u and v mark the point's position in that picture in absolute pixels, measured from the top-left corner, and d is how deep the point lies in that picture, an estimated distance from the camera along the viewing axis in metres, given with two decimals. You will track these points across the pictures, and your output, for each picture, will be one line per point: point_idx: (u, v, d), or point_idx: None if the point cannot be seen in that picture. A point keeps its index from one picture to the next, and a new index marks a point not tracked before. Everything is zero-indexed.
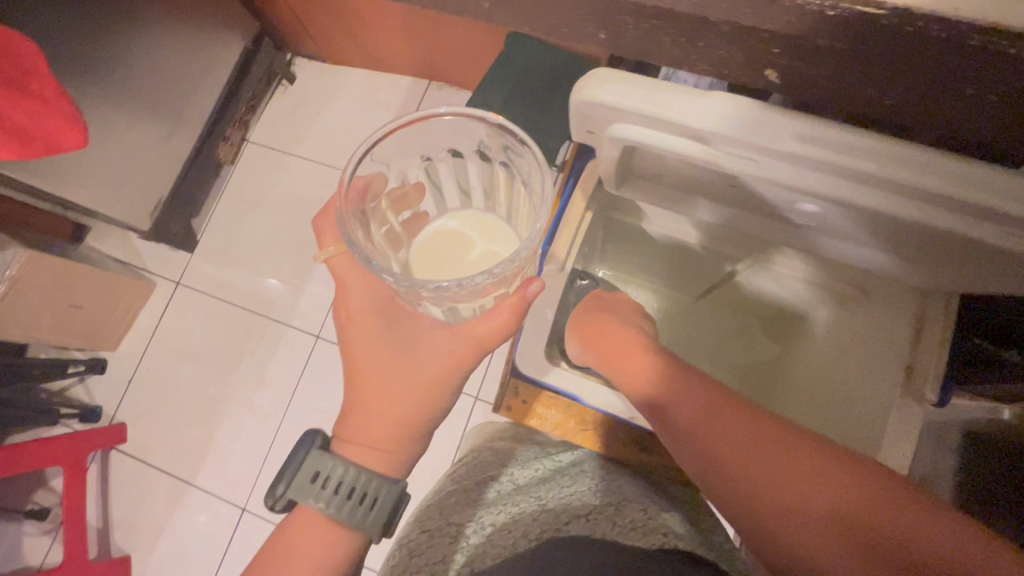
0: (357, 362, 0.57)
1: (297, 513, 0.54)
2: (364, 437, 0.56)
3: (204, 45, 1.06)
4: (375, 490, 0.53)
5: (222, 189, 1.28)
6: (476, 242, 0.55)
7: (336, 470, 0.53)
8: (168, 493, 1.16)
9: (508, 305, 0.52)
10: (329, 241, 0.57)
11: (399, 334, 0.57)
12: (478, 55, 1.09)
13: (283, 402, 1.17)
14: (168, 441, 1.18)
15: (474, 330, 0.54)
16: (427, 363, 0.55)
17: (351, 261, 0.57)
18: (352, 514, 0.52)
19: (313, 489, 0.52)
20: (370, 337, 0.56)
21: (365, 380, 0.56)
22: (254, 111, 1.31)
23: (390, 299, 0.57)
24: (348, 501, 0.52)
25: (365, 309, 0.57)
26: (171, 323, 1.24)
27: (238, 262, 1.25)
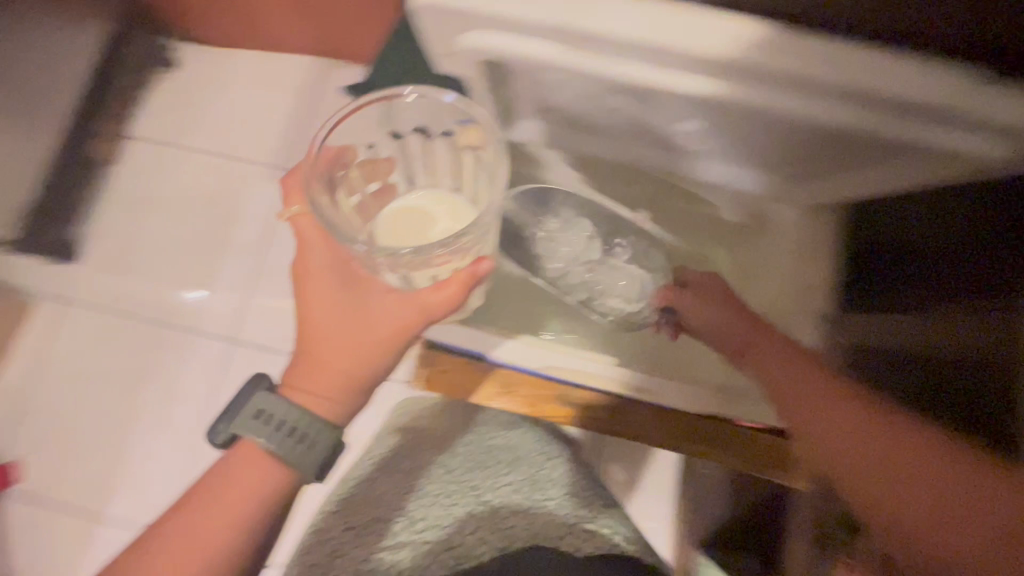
0: (313, 316, 0.57)
1: (239, 449, 0.57)
2: (306, 385, 0.57)
3: (61, 28, 0.94)
4: (311, 432, 0.55)
5: (105, 192, 1.16)
6: (437, 218, 0.58)
7: (279, 409, 0.55)
8: (75, 530, 1.04)
9: (453, 277, 0.53)
10: (295, 200, 0.57)
11: (356, 298, 0.56)
12: (372, 26, 1.04)
13: (201, 413, 1.08)
14: (70, 474, 1.06)
15: (424, 300, 0.54)
16: (378, 328, 0.56)
17: (315, 223, 0.56)
18: (290, 450, 0.55)
19: (254, 425, 0.55)
20: (329, 300, 0.56)
21: (316, 343, 0.56)
22: (133, 102, 1.18)
23: (347, 261, 0.56)
24: (281, 437, 0.55)
25: (325, 270, 0.56)
26: (60, 344, 1.11)
27: (133, 269, 1.13)
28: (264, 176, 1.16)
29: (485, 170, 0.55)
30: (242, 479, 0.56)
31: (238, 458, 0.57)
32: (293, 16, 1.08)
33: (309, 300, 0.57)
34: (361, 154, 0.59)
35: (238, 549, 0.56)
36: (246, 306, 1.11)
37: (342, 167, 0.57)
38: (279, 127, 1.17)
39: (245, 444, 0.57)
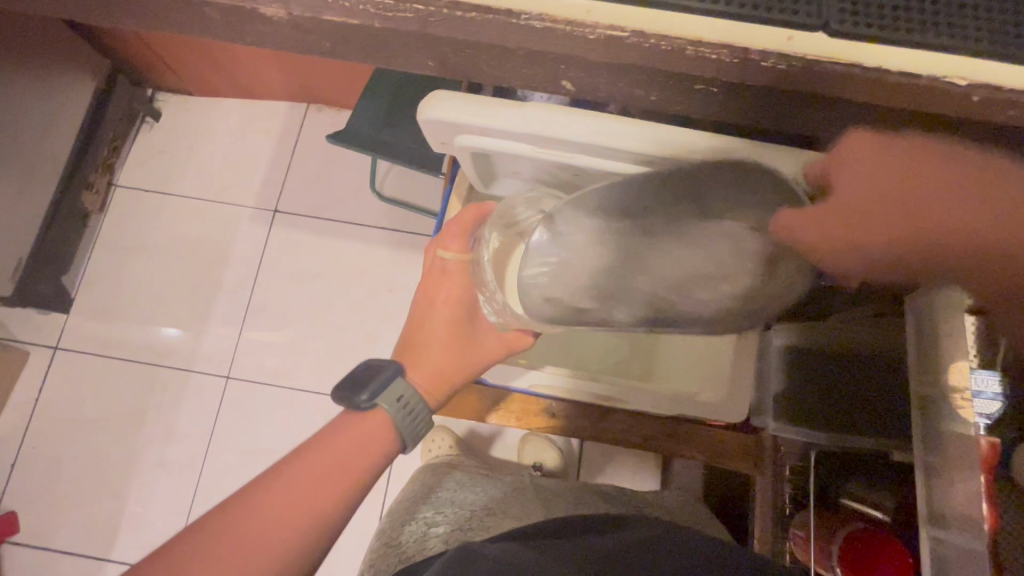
0: (430, 335, 0.58)
1: (362, 419, 0.52)
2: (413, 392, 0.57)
3: (53, 90, 0.99)
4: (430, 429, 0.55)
5: (94, 241, 1.19)
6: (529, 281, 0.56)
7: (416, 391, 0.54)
8: (80, 574, 1.06)
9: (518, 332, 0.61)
10: (454, 241, 0.60)
11: (467, 328, 0.59)
12: (352, 78, 1.12)
13: (199, 450, 1.11)
14: (72, 519, 1.08)
15: (511, 342, 0.61)
16: (472, 361, 0.59)
17: (467, 269, 0.60)
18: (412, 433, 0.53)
19: (393, 407, 0.52)
20: (446, 327, 0.59)
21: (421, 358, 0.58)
22: (120, 153, 1.23)
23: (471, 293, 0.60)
24: (413, 422, 0.53)
25: (453, 294, 0.59)
26: (55, 391, 1.14)
27: (126, 314, 1.17)
28: (252, 219, 1.21)
29: None
30: (365, 447, 0.50)
31: (372, 428, 0.52)
32: (275, 70, 1.15)
33: (431, 319, 0.59)
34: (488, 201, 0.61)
35: (321, 537, 0.45)
36: (241, 344, 1.16)
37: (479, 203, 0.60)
38: (264, 172, 1.23)
39: (379, 417, 0.52)
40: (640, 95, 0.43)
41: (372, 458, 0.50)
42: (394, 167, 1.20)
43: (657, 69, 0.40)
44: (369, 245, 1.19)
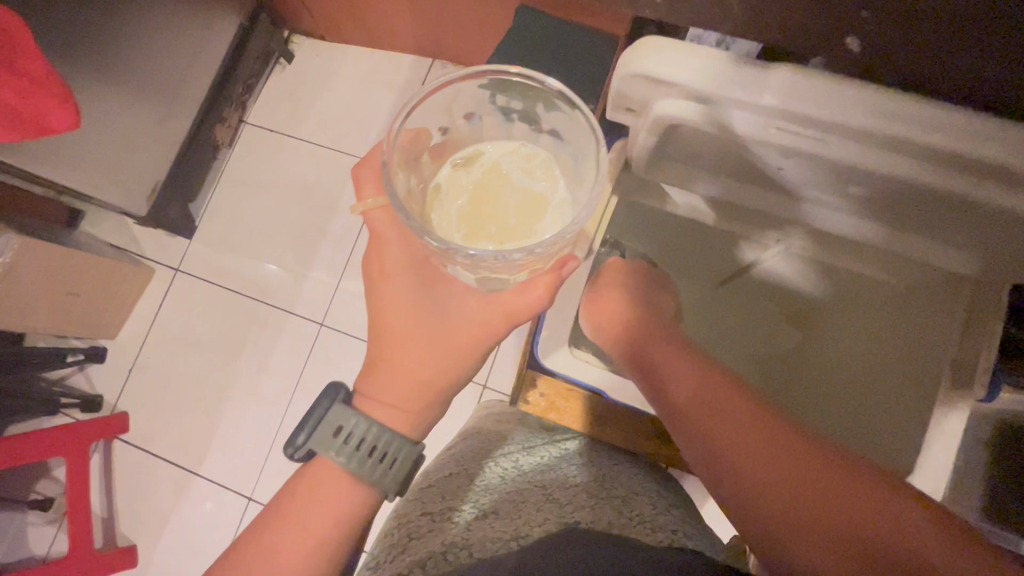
0: (388, 318, 0.58)
1: (314, 466, 0.57)
2: (389, 395, 0.58)
3: (203, 24, 1.01)
4: (391, 452, 0.56)
5: (219, 173, 1.25)
6: (536, 193, 0.50)
7: (357, 426, 0.56)
8: (173, 481, 1.15)
9: (542, 283, 0.54)
10: (370, 193, 0.58)
11: (429, 296, 0.58)
12: (486, 34, 1.05)
13: (287, 390, 1.15)
14: (171, 431, 1.17)
15: (509, 304, 0.56)
16: (465, 332, 0.57)
17: (393, 220, 0.57)
18: (371, 471, 0.56)
19: (335, 447, 0.55)
20: (403, 300, 0.58)
21: (391, 340, 0.59)
22: (253, 91, 1.26)
23: (424, 259, 0.58)
24: (355, 458, 0.55)
25: (402, 268, 0.58)
26: (172, 310, 1.22)
27: (240, 248, 1.22)
28: None
29: (550, 168, 0.52)
30: (320, 494, 0.56)
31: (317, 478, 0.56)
32: (409, 21, 1.11)
33: (396, 301, 0.58)
34: (411, 128, 0.52)
35: None
36: (339, 291, 1.17)
37: (413, 135, 0.53)
38: (381, 125, 1.22)
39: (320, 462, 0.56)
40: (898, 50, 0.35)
41: (324, 509, 0.55)
42: None
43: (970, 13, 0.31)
44: None
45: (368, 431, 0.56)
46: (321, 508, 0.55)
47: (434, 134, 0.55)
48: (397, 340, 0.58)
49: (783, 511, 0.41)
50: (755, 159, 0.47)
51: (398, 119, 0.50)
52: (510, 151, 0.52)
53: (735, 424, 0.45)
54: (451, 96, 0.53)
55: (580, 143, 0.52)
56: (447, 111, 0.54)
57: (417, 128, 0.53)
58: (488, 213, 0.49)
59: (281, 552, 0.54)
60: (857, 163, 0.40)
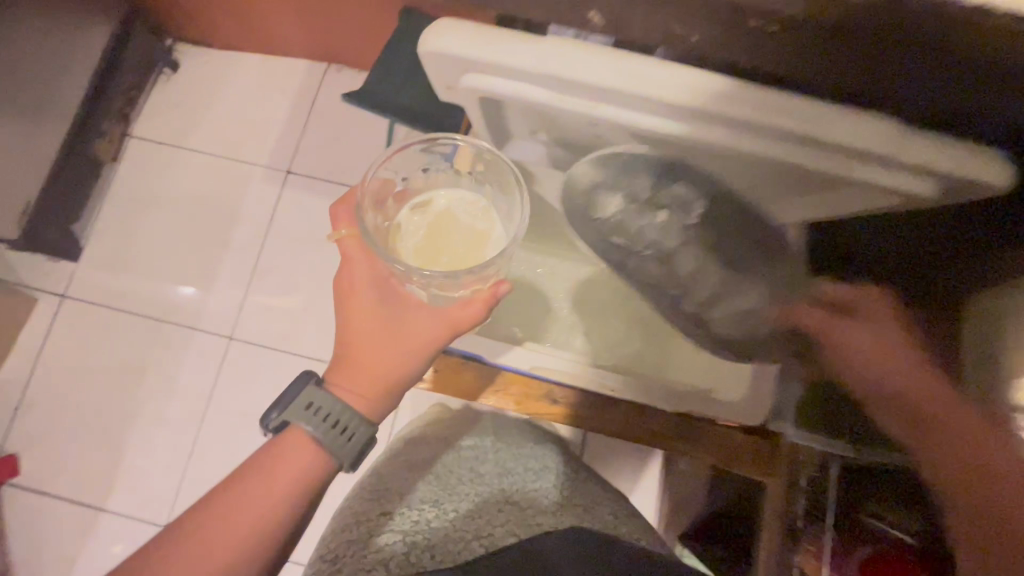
0: (347, 328, 0.55)
1: (281, 440, 0.52)
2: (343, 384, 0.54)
3: (68, 32, 0.96)
4: (355, 426, 0.52)
5: (104, 191, 1.18)
6: (478, 230, 0.56)
7: (327, 400, 0.52)
8: (77, 522, 1.07)
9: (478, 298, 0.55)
10: (343, 222, 0.56)
11: (392, 310, 0.55)
12: (374, 36, 1.07)
13: (198, 409, 1.10)
14: (72, 468, 1.09)
15: (454, 313, 0.55)
16: (415, 337, 0.55)
17: (362, 243, 0.55)
18: (333, 443, 0.51)
19: (304, 416, 0.51)
20: (365, 313, 0.54)
21: (347, 355, 0.55)
22: (135, 103, 1.21)
23: (388, 276, 0.56)
24: (326, 428, 0.51)
25: (368, 285, 0.55)
26: (60, 339, 1.13)
27: (133, 267, 1.16)
28: (264, 179, 1.18)
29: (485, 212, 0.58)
30: (274, 471, 0.50)
31: (280, 451, 0.51)
32: (295, 25, 1.10)
33: (359, 310, 0.55)
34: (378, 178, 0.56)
35: None
36: (247, 304, 1.14)
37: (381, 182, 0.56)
38: (279, 132, 1.20)
39: (294, 433, 0.52)
40: (679, 34, 0.42)
41: (274, 491, 0.49)
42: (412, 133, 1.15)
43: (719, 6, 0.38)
44: None
45: (331, 408, 0.52)
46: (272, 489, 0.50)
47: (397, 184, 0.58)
48: (353, 353, 0.54)
49: (922, 407, 0.46)
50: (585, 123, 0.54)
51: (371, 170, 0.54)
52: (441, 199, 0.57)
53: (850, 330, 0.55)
54: (409, 156, 0.58)
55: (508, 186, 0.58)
56: (406, 165, 0.58)
57: (385, 178, 0.57)
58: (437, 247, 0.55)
59: (215, 531, 0.48)
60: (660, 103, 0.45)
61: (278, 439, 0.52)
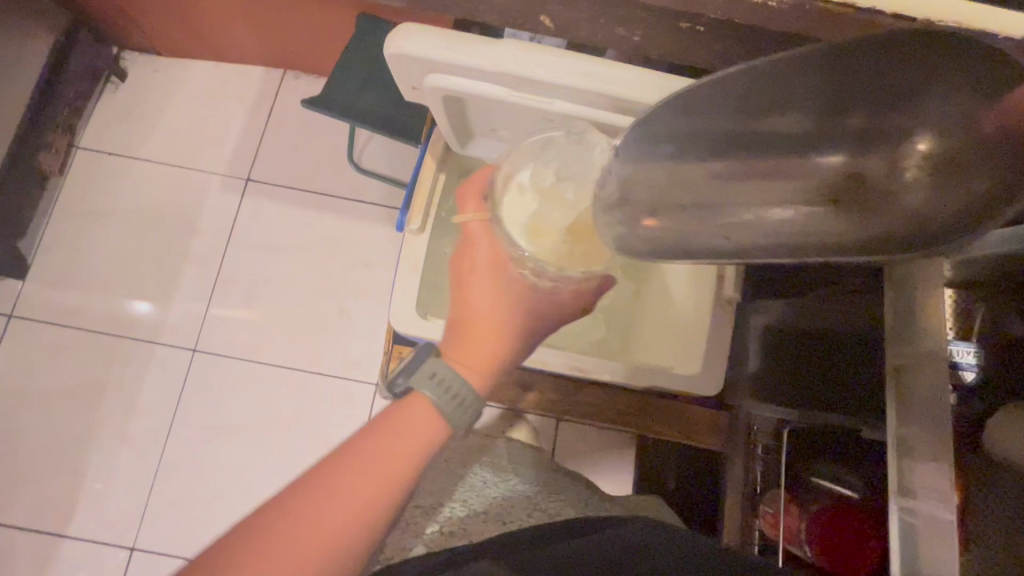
0: (463, 310, 0.48)
1: (390, 412, 0.44)
2: (458, 357, 0.46)
3: (12, 43, 0.93)
4: (470, 395, 0.44)
5: (50, 204, 1.13)
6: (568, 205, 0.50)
7: (446, 373, 0.44)
8: (35, 550, 1.02)
9: (575, 288, 0.49)
10: (472, 204, 0.53)
11: (500, 291, 0.48)
12: (331, 44, 1.08)
13: (163, 424, 1.07)
14: (27, 494, 1.04)
15: (559, 299, 0.49)
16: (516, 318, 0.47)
17: (488, 228, 0.50)
18: (456, 408, 0.44)
19: (429, 389, 0.44)
20: (483, 298, 0.48)
21: (454, 340, 0.47)
22: (81, 113, 1.17)
23: (505, 262, 0.49)
24: (449, 399, 0.44)
25: (492, 264, 0.49)
26: (9, 361, 1.08)
27: (85, 282, 1.12)
28: (223, 187, 1.17)
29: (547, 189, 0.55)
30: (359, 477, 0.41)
31: (406, 418, 0.43)
32: (250, 32, 1.10)
33: (470, 285, 0.49)
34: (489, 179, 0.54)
35: None
36: (209, 315, 1.12)
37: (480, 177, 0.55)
38: (236, 139, 1.18)
39: (418, 401, 0.44)
40: (622, 34, 0.47)
41: (370, 481, 0.41)
42: (373, 137, 1.16)
43: (656, 6, 0.43)
44: (346, 217, 1.16)
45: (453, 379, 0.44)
46: (358, 485, 0.40)
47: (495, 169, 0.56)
48: (462, 342, 0.47)
49: None
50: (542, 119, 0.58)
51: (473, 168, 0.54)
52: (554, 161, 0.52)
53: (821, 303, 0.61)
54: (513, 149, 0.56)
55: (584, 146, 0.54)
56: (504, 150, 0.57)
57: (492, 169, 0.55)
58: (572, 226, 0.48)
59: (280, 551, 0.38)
60: (611, 93, 0.50)
61: (398, 407, 0.44)
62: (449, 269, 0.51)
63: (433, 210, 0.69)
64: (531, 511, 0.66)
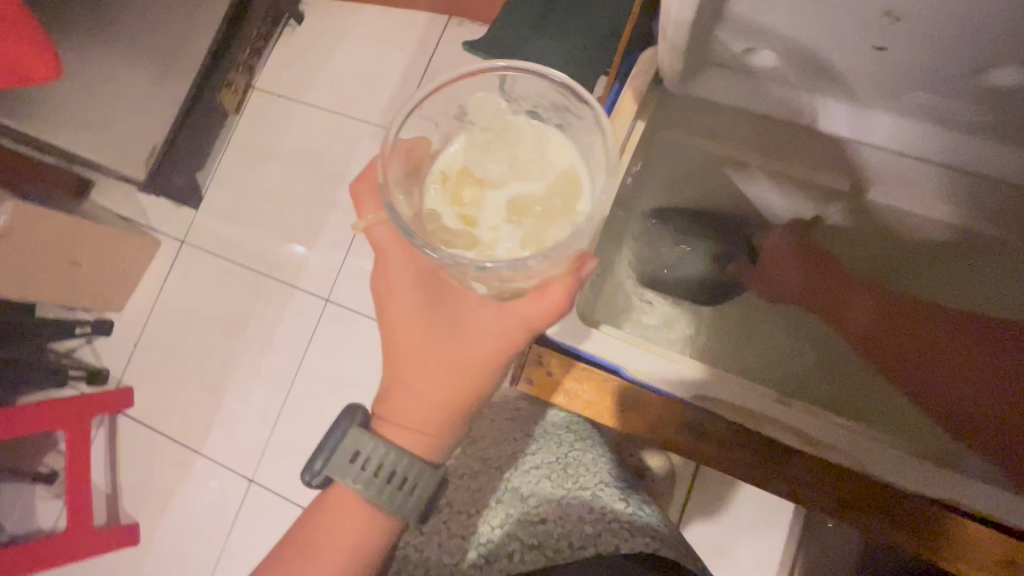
0: (399, 339, 0.48)
1: (326, 499, 0.49)
2: (399, 417, 0.49)
3: None
4: (413, 477, 0.48)
5: (226, 142, 1.19)
6: (541, 197, 0.38)
7: (372, 449, 0.47)
8: (177, 460, 1.11)
9: (556, 286, 0.41)
10: (368, 208, 0.46)
11: (446, 318, 0.47)
12: None
13: (291, 368, 1.09)
14: (177, 408, 1.13)
15: (525, 309, 0.43)
16: (476, 348, 0.46)
17: (391, 226, 0.45)
18: (389, 499, 0.47)
19: (351, 471, 0.47)
20: (418, 325, 0.47)
21: (401, 373, 0.49)
22: (262, 55, 1.20)
23: (434, 273, 0.47)
24: (378, 482, 0.47)
25: (410, 285, 0.47)
26: (177, 283, 1.18)
27: (245, 217, 1.16)
28: (375, 136, 1.13)
29: (539, 165, 0.39)
30: (330, 534, 0.49)
31: (335, 506, 0.49)
32: None
33: (405, 311, 0.47)
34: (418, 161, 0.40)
35: None
36: (347, 265, 1.10)
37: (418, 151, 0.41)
38: (393, 87, 1.13)
39: (339, 490, 0.49)
40: None
41: (337, 547, 0.48)
42: None
43: None
44: None
45: (386, 455, 0.47)
46: (334, 554, 0.48)
47: (437, 129, 0.42)
48: (423, 370, 0.48)
49: None
50: (830, 32, 0.37)
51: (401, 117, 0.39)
52: (486, 142, 0.40)
53: (852, 301, 0.54)
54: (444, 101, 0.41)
55: (572, 119, 0.40)
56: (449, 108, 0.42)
57: (415, 137, 0.41)
58: (520, 202, 0.38)
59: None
60: None
61: (330, 489, 0.50)
62: (374, 289, 0.49)
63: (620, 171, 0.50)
64: (548, 487, 0.64)
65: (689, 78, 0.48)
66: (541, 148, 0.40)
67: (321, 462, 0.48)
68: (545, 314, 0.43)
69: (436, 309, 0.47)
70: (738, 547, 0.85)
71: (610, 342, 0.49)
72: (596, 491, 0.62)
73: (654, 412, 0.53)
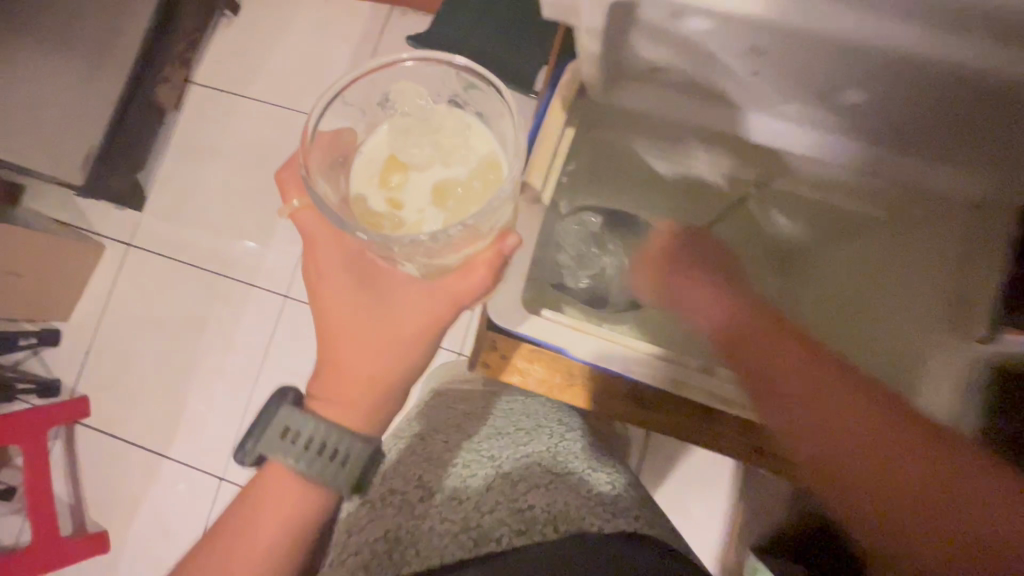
0: (332, 322, 0.51)
1: (265, 473, 0.53)
2: (339, 396, 0.52)
3: None
4: (345, 450, 0.51)
5: (167, 139, 1.16)
6: (459, 178, 0.42)
7: (307, 427, 0.51)
8: (141, 465, 1.10)
9: (478, 264, 0.46)
10: (293, 193, 0.51)
11: (375, 294, 0.50)
12: None
13: (253, 368, 1.09)
14: (137, 414, 1.12)
15: (453, 287, 0.48)
16: (409, 324, 0.50)
17: (315, 213, 0.50)
18: (323, 471, 0.50)
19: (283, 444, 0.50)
20: (349, 305, 0.51)
21: (338, 355, 0.52)
22: (198, 48, 1.17)
23: (360, 252, 0.50)
24: (310, 453, 0.50)
25: (338, 265, 0.50)
26: (126, 287, 1.15)
27: (193, 218, 1.14)
28: None
29: (457, 147, 0.43)
30: (275, 500, 0.52)
31: (271, 480, 0.52)
32: None
33: (335, 294, 0.51)
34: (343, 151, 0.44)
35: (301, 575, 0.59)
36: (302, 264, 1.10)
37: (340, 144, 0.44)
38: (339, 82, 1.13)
39: (274, 464, 0.52)
40: None
41: (273, 515, 0.52)
42: None
43: None
44: None
45: (318, 430, 0.50)
46: (267, 525, 0.52)
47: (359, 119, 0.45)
48: (358, 350, 0.51)
49: None
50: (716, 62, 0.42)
51: (316, 113, 0.42)
52: (407, 128, 0.43)
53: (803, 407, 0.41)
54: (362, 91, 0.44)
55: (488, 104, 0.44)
56: (369, 97, 0.45)
57: (337, 129, 0.44)
58: (443, 187, 0.41)
59: (236, 550, 0.52)
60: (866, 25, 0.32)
61: (266, 467, 0.53)
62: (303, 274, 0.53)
63: (555, 172, 0.54)
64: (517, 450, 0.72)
65: (612, 86, 0.52)
66: (461, 132, 0.43)
67: (252, 441, 0.53)
68: (469, 291, 0.48)
69: (366, 290, 0.50)
70: (689, 502, 0.93)
71: (560, 328, 0.54)
72: (560, 452, 0.72)
73: (595, 383, 0.58)
